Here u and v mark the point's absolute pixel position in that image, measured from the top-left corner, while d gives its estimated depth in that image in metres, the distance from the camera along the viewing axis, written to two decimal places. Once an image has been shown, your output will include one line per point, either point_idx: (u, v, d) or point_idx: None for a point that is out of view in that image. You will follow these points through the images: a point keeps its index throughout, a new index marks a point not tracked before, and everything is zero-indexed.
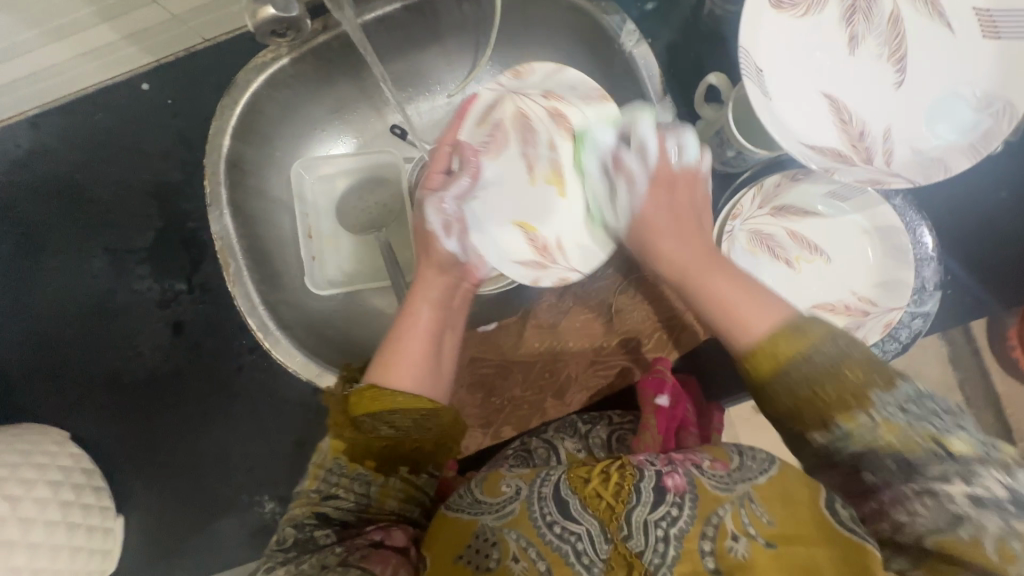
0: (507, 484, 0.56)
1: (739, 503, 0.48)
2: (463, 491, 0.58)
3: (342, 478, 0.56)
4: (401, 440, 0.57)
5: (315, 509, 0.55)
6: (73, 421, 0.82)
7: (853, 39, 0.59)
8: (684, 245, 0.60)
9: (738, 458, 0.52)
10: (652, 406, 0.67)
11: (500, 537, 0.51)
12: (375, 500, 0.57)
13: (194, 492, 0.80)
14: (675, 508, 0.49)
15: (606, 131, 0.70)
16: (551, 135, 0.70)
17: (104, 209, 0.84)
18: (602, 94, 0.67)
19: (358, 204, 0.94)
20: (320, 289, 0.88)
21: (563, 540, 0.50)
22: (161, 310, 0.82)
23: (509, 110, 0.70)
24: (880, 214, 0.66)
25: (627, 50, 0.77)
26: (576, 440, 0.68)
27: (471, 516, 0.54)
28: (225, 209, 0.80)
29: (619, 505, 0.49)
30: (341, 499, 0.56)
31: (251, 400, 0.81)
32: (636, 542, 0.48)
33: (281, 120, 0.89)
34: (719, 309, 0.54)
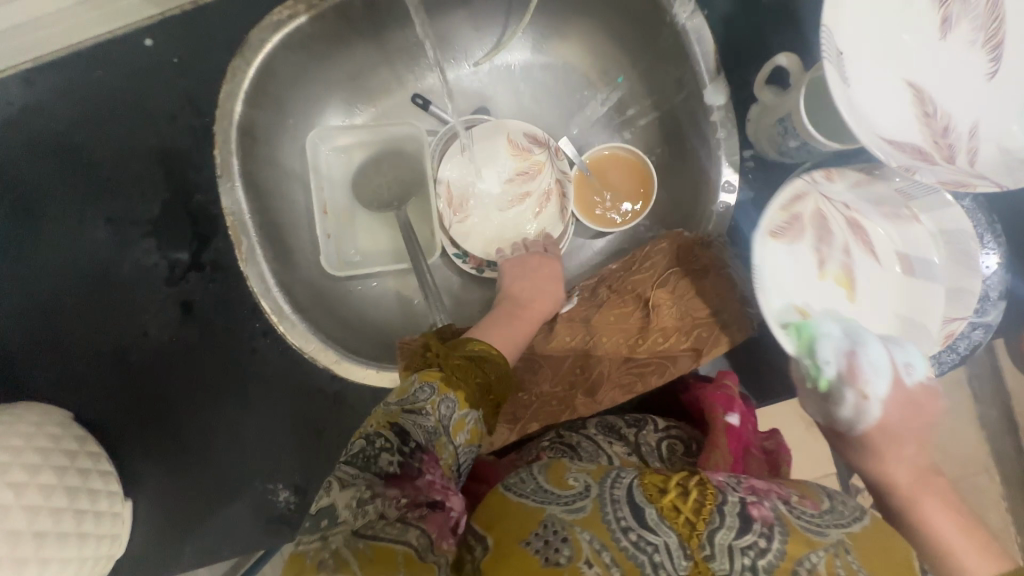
0: (573, 478, 0.50)
1: (833, 550, 0.44)
2: (523, 476, 0.52)
3: (432, 399, 0.50)
4: (472, 373, 0.55)
5: (394, 421, 0.48)
6: (75, 400, 0.77)
7: (946, 22, 0.54)
8: (917, 469, 0.51)
9: (830, 501, 0.49)
10: (722, 424, 0.63)
11: (572, 534, 0.45)
12: (451, 428, 0.50)
13: (203, 477, 0.77)
14: (764, 539, 0.45)
15: (904, 254, 0.64)
16: (848, 240, 0.64)
17: (105, 176, 0.78)
18: (912, 214, 0.63)
19: (376, 178, 0.88)
20: (334, 270, 0.83)
21: (639, 549, 0.44)
22: (169, 288, 0.77)
23: (811, 207, 0.63)
24: (948, 217, 0.62)
25: (679, 22, 0.72)
26: (625, 444, 0.63)
27: (536, 504, 0.47)
28: (238, 182, 0.75)
29: (700, 523, 0.45)
30: (424, 416, 0.48)
31: (265, 385, 0.77)
32: (719, 565, 0.44)
33: (297, 84, 0.82)
34: (939, 549, 0.47)
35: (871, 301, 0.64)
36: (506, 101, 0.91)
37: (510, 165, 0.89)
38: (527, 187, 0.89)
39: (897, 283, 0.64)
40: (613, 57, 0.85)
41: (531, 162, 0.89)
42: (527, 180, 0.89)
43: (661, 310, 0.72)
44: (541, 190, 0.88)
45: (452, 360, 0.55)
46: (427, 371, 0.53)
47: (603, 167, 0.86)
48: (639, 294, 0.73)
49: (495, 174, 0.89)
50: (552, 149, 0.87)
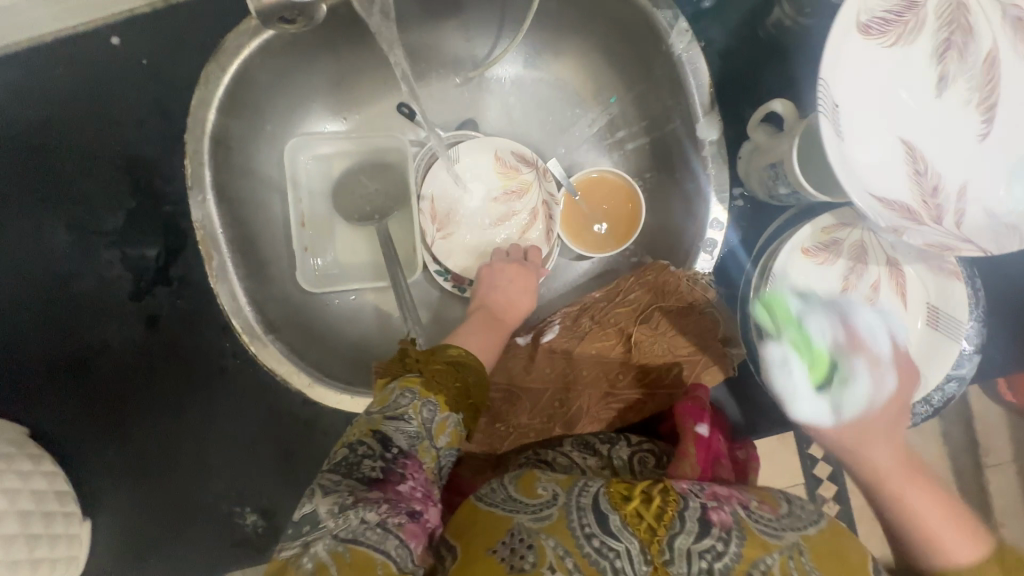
0: (543, 487, 0.50)
1: (788, 552, 0.45)
2: (494, 486, 0.53)
3: (414, 403, 0.47)
4: (455, 380, 0.51)
5: (375, 427, 0.46)
6: (30, 413, 0.74)
7: (943, 80, 0.53)
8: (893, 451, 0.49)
9: (788, 504, 0.50)
10: (691, 433, 0.62)
11: (537, 541, 0.45)
12: (432, 433, 0.48)
13: (166, 497, 0.74)
14: (721, 542, 0.45)
15: (933, 307, 0.61)
16: (881, 277, 0.62)
17: (66, 181, 0.74)
18: (952, 269, 0.61)
19: (356, 190, 0.85)
20: (309, 285, 0.80)
21: (601, 555, 0.45)
22: (134, 302, 0.74)
23: (854, 236, 0.62)
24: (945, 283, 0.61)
25: (676, 52, 0.70)
26: (599, 459, 0.63)
27: (504, 512, 0.48)
28: (209, 194, 0.72)
29: (661, 528, 0.45)
30: (408, 421, 0.47)
31: (234, 406, 0.74)
32: (677, 569, 0.44)
33: (276, 91, 0.78)
34: (917, 543, 0.45)
35: None
36: (494, 116, 0.88)
37: (496, 183, 0.87)
38: (512, 207, 0.87)
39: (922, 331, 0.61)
40: (607, 77, 0.83)
41: (517, 181, 0.87)
42: (513, 199, 0.87)
43: (643, 347, 0.72)
44: (527, 210, 0.86)
45: (435, 364, 0.51)
46: (407, 376, 0.50)
47: (590, 190, 0.84)
48: (622, 329, 0.73)
49: (480, 191, 0.87)
50: (540, 170, 0.85)
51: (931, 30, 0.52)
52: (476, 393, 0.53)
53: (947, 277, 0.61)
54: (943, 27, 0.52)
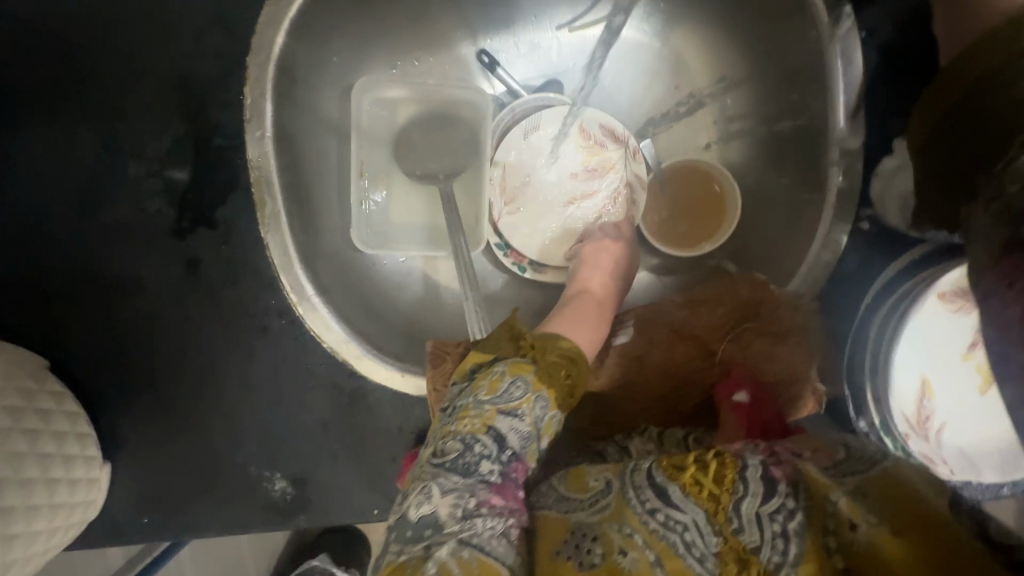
0: (594, 478, 0.47)
1: (853, 491, 0.37)
2: (544, 488, 0.49)
3: (526, 394, 0.50)
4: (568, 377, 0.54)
5: (489, 423, 0.48)
6: (49, 347, 0.67)
7: None
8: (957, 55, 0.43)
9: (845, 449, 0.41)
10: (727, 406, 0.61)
11: (602, 532, 0.42)
12: (540, 430, 0.51)
13: (193, 452, 0.70)
14: (791, 500, 0.38)
15: None
16: None
17: (108, 92, 0.65)
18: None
19: (424, 146, 0.76)
20: (365, 245, 0.72)
21: (670, 529, 0.40)
22: (174, 241, 0.66)
23: None
24: None
25: (820, 37, 0.60)
26: (647, 441, 0.58)
27: (561, 514, 0.45)
28: (269, 130, 0.63)
29: (725, 495, 0.40)
30: (520, 419, 0.49)
31: (273, 368, 0.68)
32: (750, 537, 0.39)
33: (352, 18, 0.68)
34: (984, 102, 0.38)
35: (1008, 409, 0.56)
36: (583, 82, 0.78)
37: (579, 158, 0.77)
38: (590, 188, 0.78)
39: None
40: (724, 55, 0.72)
41: (599, 159, 0.77)
42: (591, 177, 0.78)
43: (724, 367, 0.68)
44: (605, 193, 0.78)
45: (548, 356, 0.54)
46: (519, 361, 0.52)
47: (684, 183, 0.75)
48: (704, 344, 0.69)
49: (557, 165, 0.78)
50: (630, 149, 0.76)
51: None
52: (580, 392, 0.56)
53: None
54: None
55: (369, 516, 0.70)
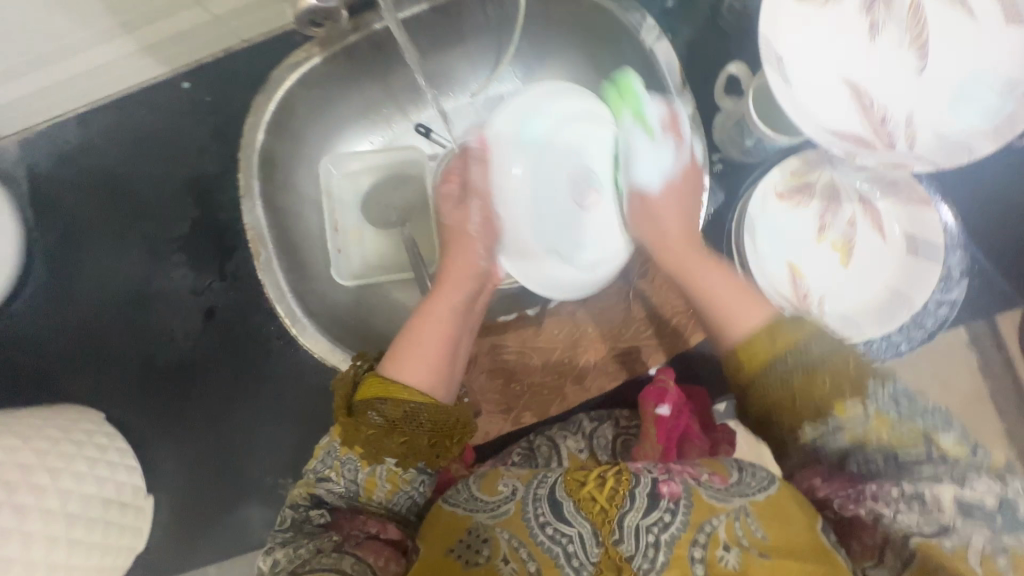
0: (504, 484, 0.56)
1: (735, 514, 0.48)
2: (461, 486, 0.59)
3: (335, 463, 0.59)
4: (391, 431, 0.55)
5: (311, 490, 0.60)
6: (107, 402, 0.84)
7: (874, 27, 0.60)
8: (676, 214, 0.64)
9: (738, 474, 0.52)
10: (653, 415, 0.68)
11: (493, 535, 0.51)
12: (363, 490, 0.59)
13: (220, 472, 0.82)
14: (669, 514, 0.48)
15: (911, 236, 0.65)
16: (855, 213, 0.66)
17: (142, 200, 0.87)
18: (920, 198, 0.65)
19: (384, 200, 0.95)
20: (344, 280, 0.91)
21: (555, 542, 0.49)
22: (195, 298, 0.85)
23: (825, 177, 0.67)
24: (922, 218, 0.65)
25: (647, 46, 0.78)
26: (578, 439, 0.69)
27: (466, 513, 0.54)
28: (258, 200, 0.84)
29: (612, 509, 0.48)
30: (333, 483, 0.59)
31: (277, 384, 0.83)
32: (627, 547, 0.47)
33: (312, 118, 0.91)
34: (713, 303, 0.54)
35: (873, 272, 0.66)
36: None
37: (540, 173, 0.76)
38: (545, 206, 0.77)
39: (901, 261, 0.65)
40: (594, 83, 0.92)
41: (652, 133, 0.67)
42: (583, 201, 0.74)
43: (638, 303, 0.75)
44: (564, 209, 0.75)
45: (350, 419, 0.56)
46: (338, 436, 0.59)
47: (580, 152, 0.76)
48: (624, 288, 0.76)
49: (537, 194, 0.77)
50: None
51: None
52: (450, 426, 0.57)
53: (919, 207, 0.65)
54: None
55: None
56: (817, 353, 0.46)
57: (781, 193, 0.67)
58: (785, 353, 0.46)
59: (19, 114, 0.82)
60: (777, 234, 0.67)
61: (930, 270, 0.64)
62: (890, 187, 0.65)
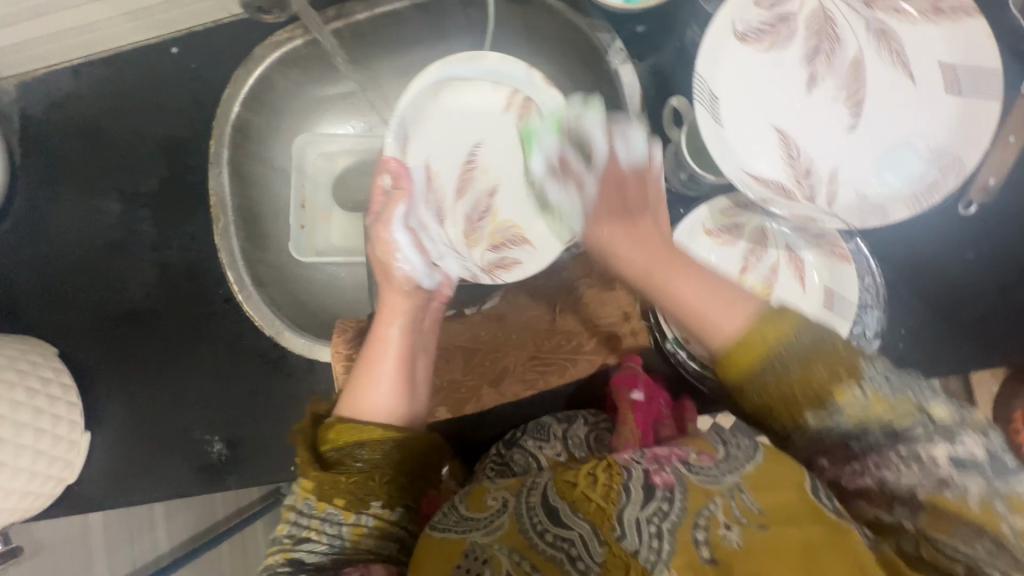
0: (491, 499, 0.60)
1: (729, 495, 0.50)
2: (446, 512, 0.61)
3: (313, 520, 0.58)
4: (372, 476, 0.59)
5: (289, 554, 0.57)
6: (61, 339, 0.89)
7: (813, 79, 0.61)
8: (635, 245, 0.56)
9: (725, 449, 0.56)
10: (628, 403, 0.70)
11: (492, 554, 0.53)
12: (347, 539, 0.58)
13: (152, 420, 0.86)
14: (666, 502, 0.50)
15: (829, 290, 0.66)
16: (779, 259, 0.67)
17: (119, 153, 0.92)
18: (842, 253, 0.65)
19: (353, 185, 0.98)
20: (301, 256, 0.94)
21: (557, 548, 0.52)
22: (154, 252, 0.89)
23: (754, 221, 0.68)
24: (840, 274, 0.65)
25: (613, 67, 0.78)
26: (554, 444, 0.73)
27: (459, 534, 0.56)
28: (224, 168, 0.87)
29: (609, 505, 0.51)
30: (314, 542, 0.57)
31: (218, 347, 0.87)
32: (631, 541, 0.49)
33: (291, 96, 0.94)
34: (685, 312, 0.52)
35: None
36: None
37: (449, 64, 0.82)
38: (483, 172, 0.88)
39: (814, 312, 0.66)
40: None
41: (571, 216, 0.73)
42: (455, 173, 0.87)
43: (563, 315, 0.77)
44: (487, 240, 0.85)
45: (325, 471, 0.57)
46: (302, 485, 0.58)
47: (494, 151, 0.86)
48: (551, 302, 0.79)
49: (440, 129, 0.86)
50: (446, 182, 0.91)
51: (802, 38, 0.61)
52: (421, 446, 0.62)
53: (838, 262, 0.65)
54: (812, 36, 0.60)
55: (287, 471, 0.83)
56: (805, 344, 0.46)
57: (708, 229, 0.68)
58: (774, 352, 0.46)
59: (18, 60, 0.87)
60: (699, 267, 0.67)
61: (838, 327, 0.64)
62: (813, 239, 0.66)
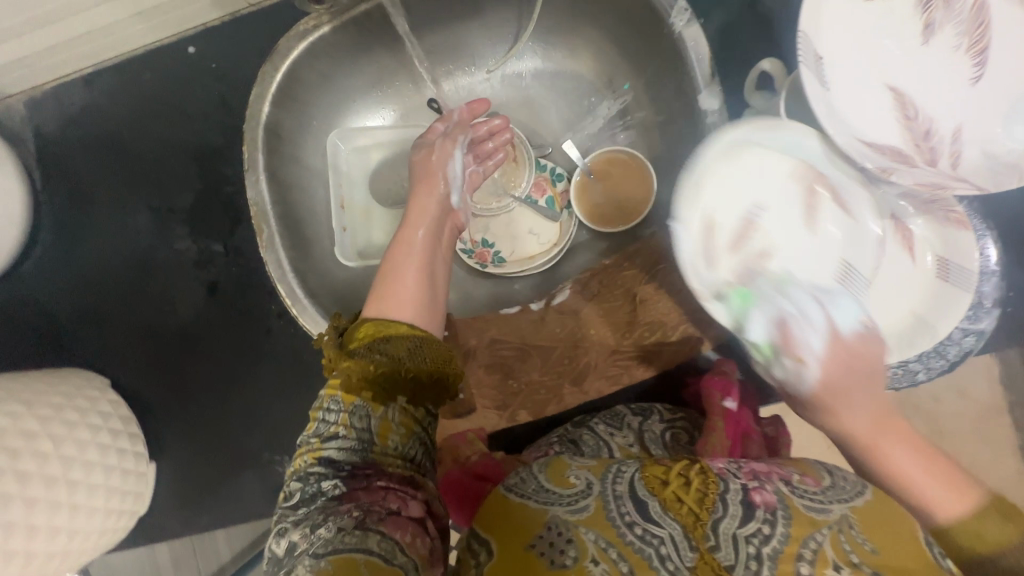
0: (576, 476, 0.51)
1: (838, 527, 0.43)
2: (525, 476, 0.53)
3: (342, 415, 0.53)
4: (398, 369, 0.54)
5: (318, 455, 0.52)
6: (112, 368, 0.85)
7: (929, 28, 0.54)
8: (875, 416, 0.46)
9: (830, 477, 0.48)
10: (720, 411, 0.63)
11: (577, 535, 0.46)
12: (376, 437, 0.53)
13: (218, 444, 0.84)
14: (767, 526, 0.45)
15: (942, 259, 0.61)
16: (887, 229, 0.61)
17: (148, 168, 0.86)
18: (958, 218, 0.60)
19: (395, 178, 0.92)
20: (348, 260, 0.89)
21: (645, 543, 0.46)
22: (198, 271, 0.85)
23: (861, 188, 0.60)
24: (955, 241, 0.60)
25: (677, 30, 0.74)
26: (627, 434, 0.64)
27: (540, 505, 0.49)
28: (262, 175, 0.81)
29: (704, 513, 0.46)
30: (342, 439, 0.52)
31: (277, 364, 0.83)
32: (725, 555, 0.44)
33: (320, 90, 0.88)
34: (903, 491, 0.45)
35: (899, 293, 0.61)
36: (514, 109, 0.93)
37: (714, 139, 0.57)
38: (761, 232, 0.59)
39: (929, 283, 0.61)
40: (619, 64, 0.88)
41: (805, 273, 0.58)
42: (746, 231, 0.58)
43: (645, 304, 0.73)
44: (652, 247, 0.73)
45: (344, 363, 0.53)
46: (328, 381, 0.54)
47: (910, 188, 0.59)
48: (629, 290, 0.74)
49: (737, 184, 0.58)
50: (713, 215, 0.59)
51: None
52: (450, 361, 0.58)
53: (952, 228, 0.60)
54: None
55: None
56: None
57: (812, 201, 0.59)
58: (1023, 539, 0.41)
59: (25, 75, 0.80)
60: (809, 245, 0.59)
61: (959, 300, 0.59)
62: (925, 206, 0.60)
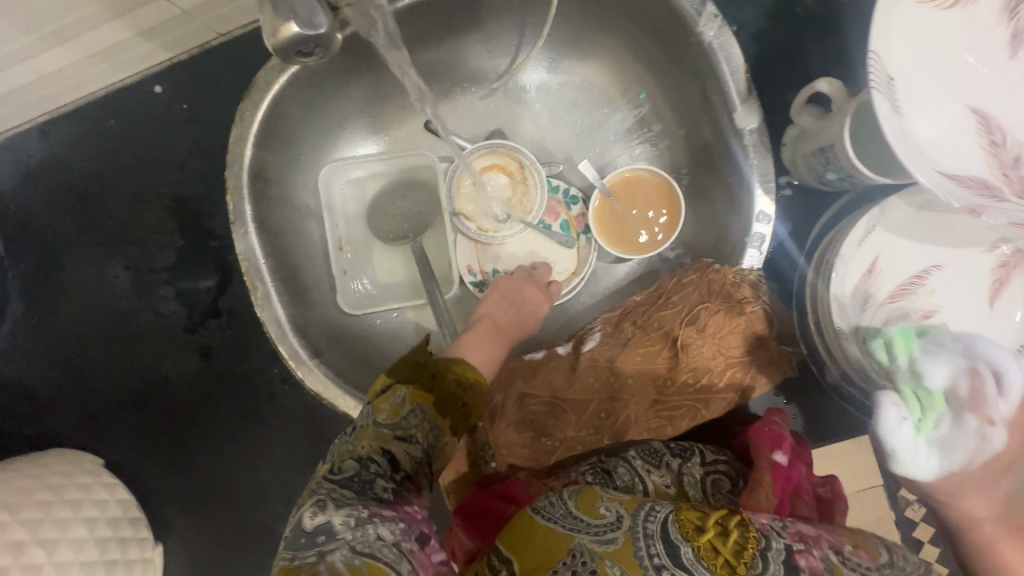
0: (606, 508, 0.47)
1: None
2: (554, 499, 0.49)
3: (424, 423, 0.46)
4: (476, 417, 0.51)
5: (384, 445, 0.45)
6: (102, 446, 0.78)
7: (1018, 37, 0.47)
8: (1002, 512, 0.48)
9: (888, 554, 0.45)
10: (767, 461, 0.58)
11: (599, 566, 0.41)
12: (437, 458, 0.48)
13: (226, 520, 0.77)
14: None
15: None
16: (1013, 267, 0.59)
17: (121, 223, 0.77)
18: None
19: (393, 212, 0.83)
20: (352, 309, 0.80)
21: None
22: (188, 335, 0.77)
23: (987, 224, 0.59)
24: None
25: (705, 39, 0.67)
26: (665, 473, 0.59)
27: (565, 531, 0.44)
28: (250, 227, 0.72)
29: (741, 567, 0.42)
30: (414, 444, 0.46)
31: (284, 429, 0.77)
32: None
33: (306, 122, 0.78)
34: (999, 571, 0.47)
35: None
36: (521, 125, 0.85)
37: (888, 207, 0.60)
38: (929, 294, 0.60)
39: None
40: (635, 75, 0.80)
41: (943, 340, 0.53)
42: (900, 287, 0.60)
43: (690, 351, 0.67)
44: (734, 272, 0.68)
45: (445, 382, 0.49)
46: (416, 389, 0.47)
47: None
48: (666, 332, 0.68)
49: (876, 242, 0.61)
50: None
51: None
52: None
53: None
54: None
55: None
56: None
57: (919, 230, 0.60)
58: None
59: None
60: (919, 274, 0.60)
61: None
62: None
